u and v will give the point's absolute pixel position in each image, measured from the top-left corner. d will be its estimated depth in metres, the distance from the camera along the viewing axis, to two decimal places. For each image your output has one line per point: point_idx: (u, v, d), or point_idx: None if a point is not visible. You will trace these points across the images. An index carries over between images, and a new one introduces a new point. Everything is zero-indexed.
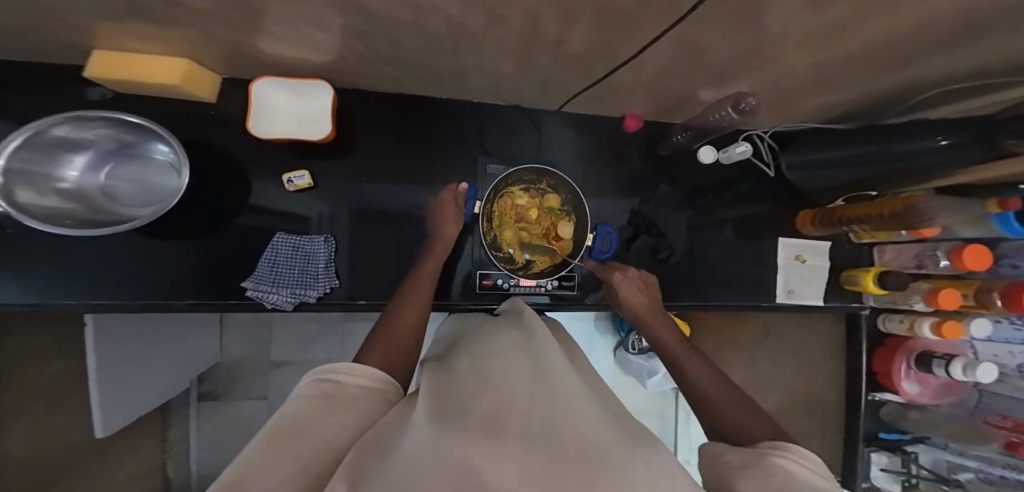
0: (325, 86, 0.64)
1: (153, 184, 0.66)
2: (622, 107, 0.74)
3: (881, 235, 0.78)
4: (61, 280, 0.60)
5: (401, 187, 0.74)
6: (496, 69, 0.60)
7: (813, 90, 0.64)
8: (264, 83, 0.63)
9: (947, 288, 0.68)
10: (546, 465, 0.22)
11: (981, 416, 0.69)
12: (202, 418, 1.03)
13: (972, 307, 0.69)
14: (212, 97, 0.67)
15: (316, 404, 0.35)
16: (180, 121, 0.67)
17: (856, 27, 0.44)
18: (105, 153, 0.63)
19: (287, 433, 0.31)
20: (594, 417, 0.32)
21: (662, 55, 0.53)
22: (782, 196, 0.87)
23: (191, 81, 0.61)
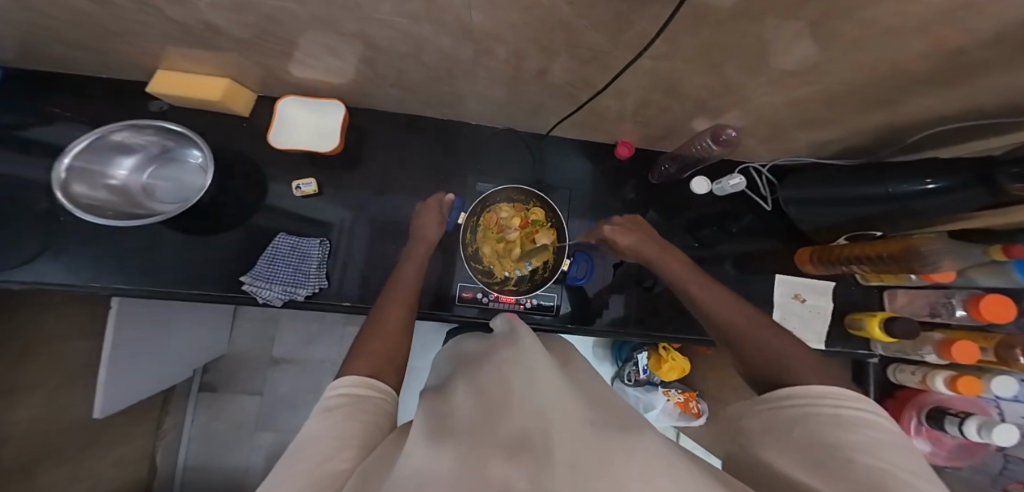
0: (338, 104, 0.71)
1: (185, 185, 0.73)
2: (615, 135, 0.76)
3: (889, 279, 0.74)
4: (88, 262, 0.67)
5: (399, 199, 0.78)
6: (489, 95, 0.65)
7: (806, 124, 0.64)
8: (289, 101, 0.70)
9: (961, 340, 0.63)
10: (547, 471, 0.26)
11: (1005, 484, 0.60)
12: (201, 407, 1.08)
13: (993, 362, 0.64)
14: (246, 112, 0.75)
15: (323, 422, 0.39)
16: (214, 129, 0.75)
17: (827, 63, 0.45)
18: (151, 157, 0.71)
19: (296, 457, 0.35)
20: (586, 410, 0.35)
21: (643, 85, 0.56)
22: (784, 231, 0.84)
23: (231, 97, 0.70)
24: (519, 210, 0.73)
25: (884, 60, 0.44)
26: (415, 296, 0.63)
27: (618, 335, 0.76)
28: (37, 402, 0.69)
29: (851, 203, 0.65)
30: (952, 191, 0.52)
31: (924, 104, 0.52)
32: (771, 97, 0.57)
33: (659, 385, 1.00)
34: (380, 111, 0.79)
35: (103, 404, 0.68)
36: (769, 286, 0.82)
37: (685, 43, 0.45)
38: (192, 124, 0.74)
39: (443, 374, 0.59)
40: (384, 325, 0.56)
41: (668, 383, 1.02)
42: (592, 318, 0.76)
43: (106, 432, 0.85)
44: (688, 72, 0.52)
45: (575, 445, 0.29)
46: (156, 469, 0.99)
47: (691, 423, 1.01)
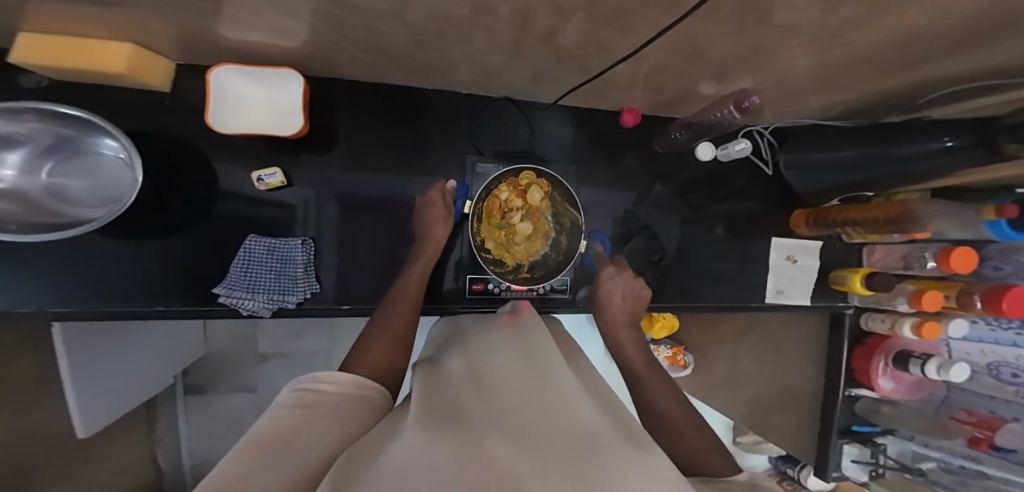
0: (295, 75, 0.58)
1: (106, 182, 0.61)
2: (620, 102, 0.70)
3: (873, 237, 0.77)
4: (10, 288, 0.56)
5: (386, 183, 0.70)
6: (483, 60, 0.55)
7: (821, 87, 0.60)
8: (227, 70, 0.55)
9: (931, 291, 0.67)
10: (539, 469, 0.21)
11: (948, 410, 0.72)
12: (192, 409, 1.03)
13: (953, 308, 0.69)
14: (166, 86, 0.60)
15: (299, 416, 0.34)
16: (135, 111, 0.60)
17: (873, 26, 0.41)
18: (43, 150, 0.56)
19: (264, 446, 0.29)
20: (592, 414, 0.31)
21: (664, 51, 0.49)
22: (780, 195, 0.85)
23: (145, 70, 0.55)
24: (536, 196, 0.67)
25: (935, 32, 0.40)
26: (418, 301, 0.58)
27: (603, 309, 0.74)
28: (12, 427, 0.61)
29: (853, 165, 0.65)
30: (965, 151, 0.50)
31: (949, 69, 0.49)
32: (799, 62, 0.51)
33: (650, 342, 1.06)
34: (349, 79, 0.67)
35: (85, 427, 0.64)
36: (765, 250, 0.83)
37: (730, 7, 0.37)
38: (101, 106, 0.59)
39: (436, 349, 0.56)
40: (388, 330, 0.52)
41: (657, 340, 1.09)
42: (583, 291, 0.75)
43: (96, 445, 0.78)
44: (721, 36, 0.45)
45: (567, 448, 0.24)
46: (161, 471, 0.96)
47: (678, 374, 1.09)
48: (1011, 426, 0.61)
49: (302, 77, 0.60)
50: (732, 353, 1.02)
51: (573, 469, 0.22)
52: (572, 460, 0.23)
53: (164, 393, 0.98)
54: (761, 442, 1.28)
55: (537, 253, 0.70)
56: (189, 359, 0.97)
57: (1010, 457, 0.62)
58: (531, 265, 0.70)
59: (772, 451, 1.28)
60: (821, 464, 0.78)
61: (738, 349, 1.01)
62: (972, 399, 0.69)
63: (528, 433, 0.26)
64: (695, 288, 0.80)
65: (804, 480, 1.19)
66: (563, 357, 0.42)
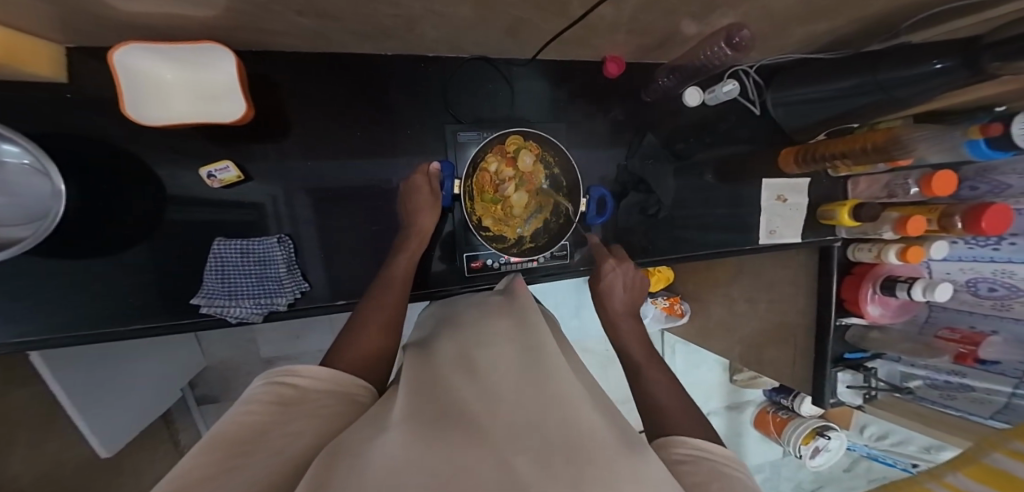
0: (221, 48, 0.49)
1: (21, 194, 0.51)
2: (601, 50, 0.65)
3: (858, 169, 0.78)
4: None
5: (362, 165, 0.65)
6: (448, 14, 0.49)
7: (808, 17, 0.57)
8: (129, 52, 0.45)
9: (915, 216, 0.69)
10: (534, 474, 0.22)
11: (932, 330, 0.77)
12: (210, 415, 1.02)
13: (935, 231, 0.71)
14: (61, 76, 0.50)
15: (271, 414, 0.33)
16: (44, 110, 0.51)
17: None
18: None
19: (236, 444, 0.28)
20: (585, 413, 0.32)
21: None
22: (767, 135, 0.84)
23: (26, 58, 0.44)
24: (526, 161, 0.64)
25: None
26: (404, 296, 0.55)
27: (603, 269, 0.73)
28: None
29: (841, 96, 0.63)
30: (954, 74, 0.48)
31: None
32: None
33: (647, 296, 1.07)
34: (302, 51, 0.60)
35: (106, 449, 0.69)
36: (755, 192, 0.83)
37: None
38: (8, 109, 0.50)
39: (425, 334, 0.55)
40: (374, 326, 0.49)
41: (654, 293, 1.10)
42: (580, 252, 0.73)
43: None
44: None
45: (557, 461, 0.24)
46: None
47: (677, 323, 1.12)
48: (993, 339, 0.67)
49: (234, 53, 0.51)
50: (726, 296, 1.05)
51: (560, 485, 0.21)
52: (558, 474, 0.23)
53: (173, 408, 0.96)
54: (755, 377, 1.34)
55: (538, 222, 0.67)
56: (193, 372, 0.93)
57: (993, 369, 0.67)
58: (535, 234, 0.68)
59: (766, 384, 1.36)
60: (818, 393, 0.83)
61: (731, 292, 1.04)
62: (955, 317, 0.74)
63: (518, 448, 0.25)
64: (692, 241, 0.80)
65: (798, 407, 1.28)
66: (556, 349, 0.43)
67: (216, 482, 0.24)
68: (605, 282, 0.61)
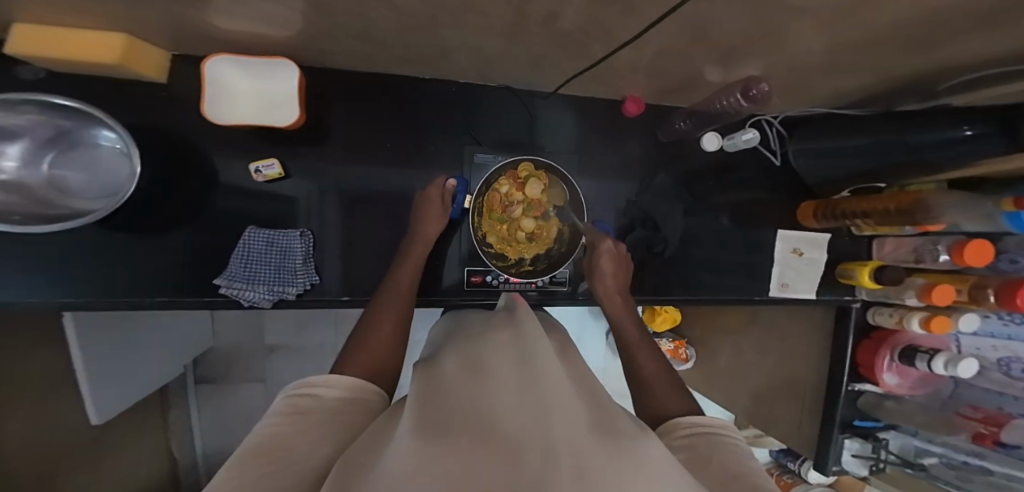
0: (290, 65, 0.56)
1: (106, 174, 0.59)
2: (622, 89, 0.68)
3: (884, 228, 0.74)
4: (11, 279, 0.56)
5: (384, 175, 0.69)
6: (480, 46, 0.53)
7: (832, 71, 0.57)
8: (217, 62, 0.54)
9: (942, 284, 0.66)
10: (523, 455, 0.20)
11: (954, 407, 0.71)
12: (203, 402, 1.04)
13: (965, 303, 0.67)
14: (162, 77, 0.59)
15: (289, 423, 0.34)
16: (131, 102, 0.60)
17: (882, 9, 0.38)
18: (44, 141, 0.56)
19: (261, 453, 0.30)
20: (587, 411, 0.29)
21: (667, 31, 0.46)
22: (788, 185, 0.83)
23: (145, 62, 0.55)
24: (535, 187, 0.66)
25: (956, 13, 0.37)
26: (409, 302, 0.57)
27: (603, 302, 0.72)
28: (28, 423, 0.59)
29: (868, 151, 0.62)
30: (983, 140, 0.47)
31: (974, 54, 0.46)
32: (815, 46, 0.49)
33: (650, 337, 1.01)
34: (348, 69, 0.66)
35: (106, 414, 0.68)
36: (770, 239, 0.81)
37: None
38: (97, 97, 0.59)
39: (436, 349, 0.55)
40: (374, 332, 0.51)
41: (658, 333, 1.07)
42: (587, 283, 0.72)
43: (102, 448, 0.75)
44: (724, 16, 0.42)
45: (571, 435, 0.23)
46: (175, 456, 0.97)
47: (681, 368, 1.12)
48: (1019, 422, 0.61)
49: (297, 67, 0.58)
50: (736, 345, 1.00)
51: (566, 455, 0.20)
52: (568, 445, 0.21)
53: (174, 383, 0.98)
54: (761, 435, 1.29)
55: (540, 247, 0.69)
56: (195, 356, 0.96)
57: (1015, 454, 0.61)
58: (535, 258, 0.69)
59: (774, 444, 1.27)
60: (821, 457, 0.79)
61: (742, 342, 0.99)
62: (981, 396, 0.68)
63: (524, 427, 0.24)
64: (699, 282, 0.78)
65: (805, 473, 1.20)
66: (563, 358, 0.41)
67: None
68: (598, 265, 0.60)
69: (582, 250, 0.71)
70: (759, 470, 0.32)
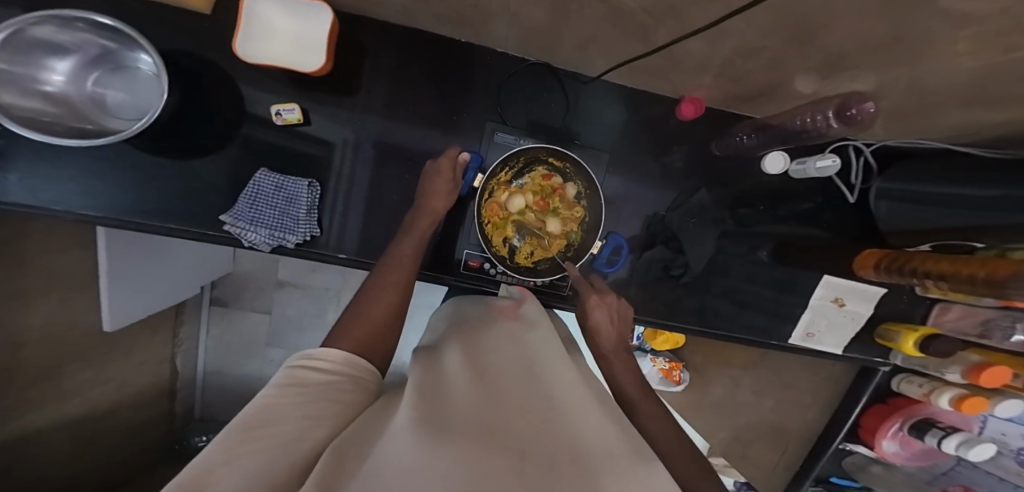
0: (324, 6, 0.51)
1: (144, 97, 0.59)
2: (681, 87, 0.57)
3: (955, 295, 0.63)
4: (35, 181, 0.58)
5: (404, 140, 0.64)
6: (520, 15, 0.43)
7: (970, 109, 0.43)
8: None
9: (999, 366, 0.59)
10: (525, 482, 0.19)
11: (943, 483, 0.71)
12: (213, 323, 1.06)
13: (1017, 388, 0.61)
14: (208, 9, 0.57)
15: (290, 395, 0.33)
16: (164, 25, 0.58)
17: None
18: (89, 59, 0.56)
19: (252, 426, 0.29)
20: (588, 428, 0.28)
21: (763, 23, 0.35)
22: (851, 230, 0.71)
23: None
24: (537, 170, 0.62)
25: None
26: (413, 276, 0.54)
27: None
28: (49, 316, 0.64)
29: (973, 208, 0.48)
30: None
31: None
32: (961, 78, 0.36)
33: (647, 353, 0.86)
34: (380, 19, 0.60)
35: (98, 320, 0.74)
36: (809, 285, 0.71)
37: None
38: (124, 13, 0.56)
39: (436, 335, 0.55)
40: (376, 306, 0.48)
41: (657, 350, 0.87)
42: (590, 284, 0.67)
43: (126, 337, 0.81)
44: (849, 14, 0.30)
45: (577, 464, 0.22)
46: (178, 371, 0.99)
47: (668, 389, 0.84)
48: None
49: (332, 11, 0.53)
50: None
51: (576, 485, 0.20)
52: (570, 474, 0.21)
53: (191, 300, 1.00)
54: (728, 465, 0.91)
55: (538, 242, 0.62)
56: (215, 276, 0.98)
57: None
58: (531, 256, 0.63)
59: None
60: None
61: None
62: (979, 477, 0.67)
63: (533, 444, 0.24)
64: (711, 311, 0.71)
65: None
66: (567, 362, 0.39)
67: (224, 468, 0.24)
68: (600, 347, 0.51)
69: (587, 260, 0.65)
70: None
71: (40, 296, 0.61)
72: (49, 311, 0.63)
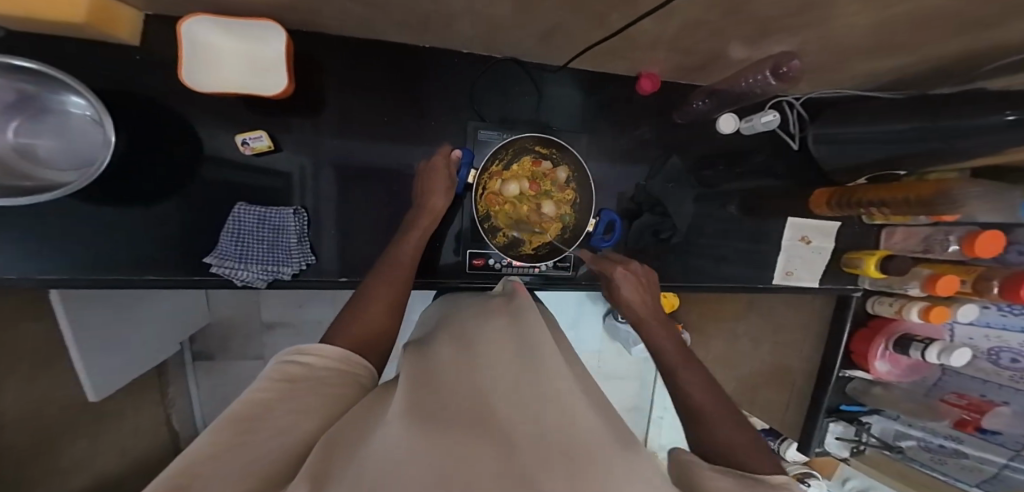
0: (275, 27, 0.52)
1: (80, 143, 0.56)
2: (637, 65, 0.64)
3: (896, 218, 0.72)
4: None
5: (388, 148, 0.66)
6: (487, 13, 0.47)
7: (870, 59, 0.51)
8: (196, 22, 0.49)
9: (947, 276, 0.65)
10: (522, 475, 0.18)
11: (939, 394, 0.77)
12: (201, 376, 0.99)
13: (967, 293, 0.67)
14: (135, 40, 0.54)
15: (275, 390, 0.31)
16: (109, 68, 0.55)
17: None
18: (6, 108, 0.52)
19: (244, 423, 0.27)
20: (583, 421, 0.27)
21: (697, 4, 0.41)
22: (802, 174, 0.80)
23: (114, 23, 0.49)
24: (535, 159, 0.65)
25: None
26: (410, 276, 0.53)
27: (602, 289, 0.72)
28: (34, 392, 0.58)
29: (887, 140, 0.56)
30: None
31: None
32: (860, 32, 0.44)
33: None
34: (345, 36, 0.61)
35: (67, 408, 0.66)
36: (778, 229, 0.79)
37: None
38: (62, 60, 0.53)
39: (427, 330, 0.54)
40: (384, 307, 0.47)
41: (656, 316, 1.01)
42: (587, 267, 0.72)
43: (104, 419, 0.73)
44: None
45: (567, 455, 0.21)
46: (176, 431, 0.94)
47: None
48: (1001, 410, 0.67)
49: (284, 30, 0.54)
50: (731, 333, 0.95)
51: (572, 481, 0.19)
52: (560, 465, 0.20)
53: (172, 359, 0.93)
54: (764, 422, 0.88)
55: (538, 228, 0.67)
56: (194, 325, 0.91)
57: (992, 438, 0.68)
58: (535, 242, 0.67)
59: None
60: (806, 440, 0.85)
61: None
62: (967, 383, 0.73)
63: (525, 437, 0.23)
64: (701, 268, 0.76)
65: None
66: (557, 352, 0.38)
67: (215, 459, 0.23)
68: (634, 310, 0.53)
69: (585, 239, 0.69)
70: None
71: (18, 371, 0.56)
72: (27, 390, 0.57)
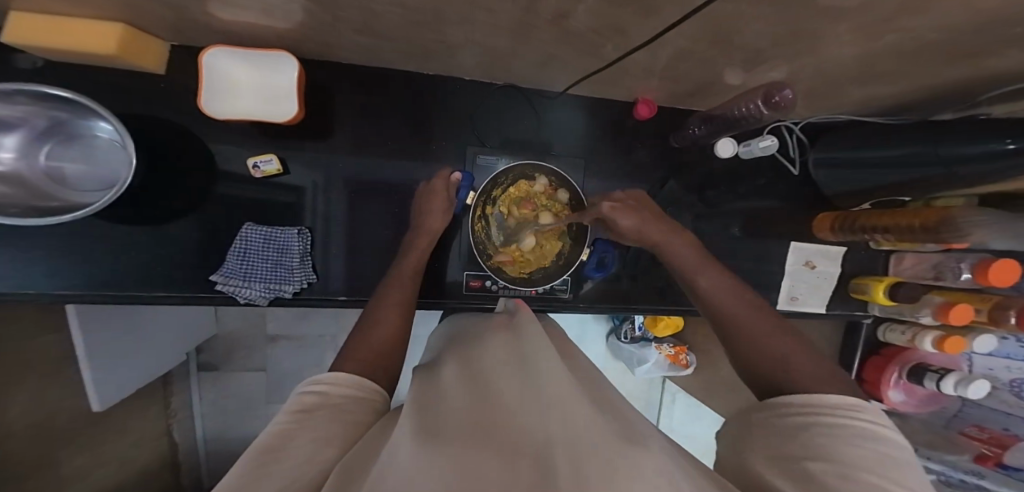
0: (289, 58, 0.54)
1: (104, 165, 0.59)
2: (634, 91, 0.65)
3: (902, 245, 0.70)
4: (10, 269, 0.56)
5: (391, 170, 0.68)
6: (487, 44, 0.49)
7: (864, 86, 0.52)
8: (217, 53, 0.52)
9: (961, 304, 0.62)
10: (532, 471, 0.18)
11: (958, 426, 0.73)
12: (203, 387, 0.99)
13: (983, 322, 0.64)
14: (161, 68, 0.58)
15: (292, 420, 0.30)
16: (133, 95, 0.59)
17: (916, 24, 0.33)
18: (39, 132, 0.55)
19: (264, 457, 0.26)
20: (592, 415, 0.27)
21: (688, 35, 0.42)
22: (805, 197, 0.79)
23: (143, 54, 0.53)
24: (541, 183, 0.67)
25: (1013, 32, 0.32)
26: (410, 295, 0.53)
27: (602, 311, 0.72)
28: (34, 400, 0.60)
29: (889, 166, 0.56)
30: None
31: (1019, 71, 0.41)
32: (851, 62, 0.45)
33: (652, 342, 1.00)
34: (354, 65, 0.64)
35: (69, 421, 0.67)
36: (781, 253, 0.78)
37: None
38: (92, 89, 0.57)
39: (435, 353, 0.54)
40: (379, 326, 0.47)
41: (660, 337, 1.01)
42: (589, 285, 0.72)
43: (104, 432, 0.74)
44: (750, 22, 0.37)
45: (576, 448, 0.21)
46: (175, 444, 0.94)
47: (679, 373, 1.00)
48: None
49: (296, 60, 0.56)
50: None
51: (584, 466, 0.19)
52: (567, 453, 0.20)
53: (177, 370, 0.94)
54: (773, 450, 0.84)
55: (535, 251, 0.68)
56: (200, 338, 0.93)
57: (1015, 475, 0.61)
58: (530, 264, 0.68)
59: None
60: None
61: None
62: (986, 414, 0.70)
63: (531, 434, 0.23)
64: None
65: None
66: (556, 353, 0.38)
67: None
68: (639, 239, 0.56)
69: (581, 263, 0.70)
70: (860, 453, 0.26)
71: (22, 381, 0.57)
72: (31, 398, 0.59)
